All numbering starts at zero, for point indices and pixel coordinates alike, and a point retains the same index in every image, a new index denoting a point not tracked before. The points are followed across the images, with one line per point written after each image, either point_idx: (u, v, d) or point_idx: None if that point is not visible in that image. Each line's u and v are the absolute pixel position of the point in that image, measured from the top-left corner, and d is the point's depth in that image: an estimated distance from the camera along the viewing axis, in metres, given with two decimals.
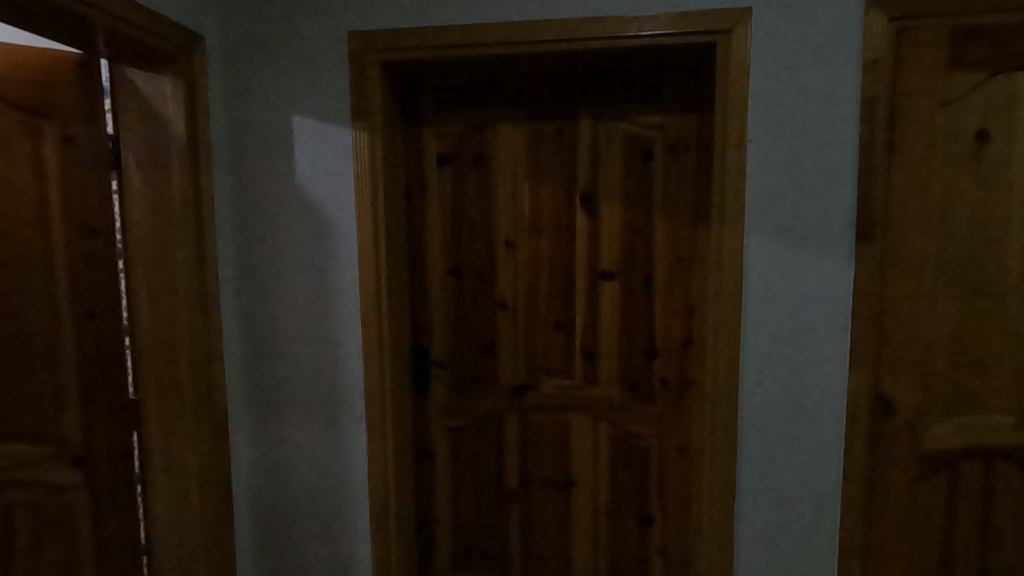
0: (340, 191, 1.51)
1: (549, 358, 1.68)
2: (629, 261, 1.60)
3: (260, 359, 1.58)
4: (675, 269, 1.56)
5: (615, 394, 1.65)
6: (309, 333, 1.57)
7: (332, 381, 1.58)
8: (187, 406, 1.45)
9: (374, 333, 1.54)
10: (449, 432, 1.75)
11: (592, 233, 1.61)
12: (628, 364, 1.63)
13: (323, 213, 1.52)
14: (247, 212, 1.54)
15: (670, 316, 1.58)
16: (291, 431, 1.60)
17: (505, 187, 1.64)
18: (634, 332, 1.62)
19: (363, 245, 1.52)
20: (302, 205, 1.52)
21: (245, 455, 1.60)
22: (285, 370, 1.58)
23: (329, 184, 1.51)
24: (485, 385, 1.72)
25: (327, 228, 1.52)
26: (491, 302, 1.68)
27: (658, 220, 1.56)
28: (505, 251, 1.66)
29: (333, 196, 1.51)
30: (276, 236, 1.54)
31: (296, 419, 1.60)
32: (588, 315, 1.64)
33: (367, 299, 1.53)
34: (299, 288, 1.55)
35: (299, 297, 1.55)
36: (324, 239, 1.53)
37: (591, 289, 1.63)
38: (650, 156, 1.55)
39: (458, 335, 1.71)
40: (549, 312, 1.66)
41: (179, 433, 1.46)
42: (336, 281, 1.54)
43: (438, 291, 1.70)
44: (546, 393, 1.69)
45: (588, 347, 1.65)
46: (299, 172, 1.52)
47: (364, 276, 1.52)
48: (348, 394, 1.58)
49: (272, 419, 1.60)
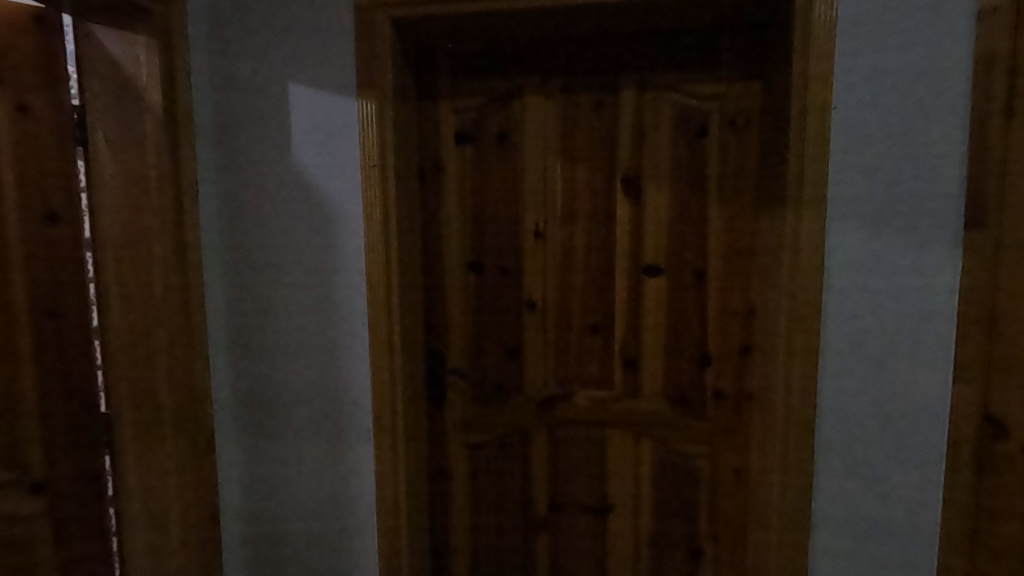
0: (344, 170, 1.30)
1: (584, 365, 1.46)
2: (679, 255, 1.38)
3: (254, 370, 1.37)
4: (733, 264, 1.34)
5: (661, 408, 1.43)
6: (310, 339, 1.36)
7: (336, 391, 1.37)
8: (166, 422, 1.25)
9: (384, 336, 1.33)
10: (468, 450, 1.54)
11: (636, 221, 1.39)
12: (676, 374, 1.42)
13: (327, 200, 1.31)
14: (238, 200, 1.33)
15: (725, 320, 1.37)
16: (289, 448, 1.39)
17: (534, 169, 1.42)
18: (683, 337, 1.40)
19: (370, 237, 1.31)
20: (300, 187, 1.31)
21: (237, 479, 1.40)
22: (283, 383, 1.37)
23: (332, 162, 1.30)
24: (510, 396, 1.50)
25: (329, 214, 1.31)
26: (517, 302, 1.47)
27: (713, 206, 1.35)
28: (534, 242, 1.44)
29: (337, 180, 1.30)
30: (272, 227, 1.33)
31: (297, 439, 1.39)
32: (629, 318, 1.42)
33: (376, 299, 1.32)
34: (299, 288, 1.34)
35: (298, 299, 1.35)
36: (326, 227, 1.32)
37: (634, 287, 1.41)
38: (705, 131, 1.33)
39: (478, 341, 1.50)
40: (584, 313, 1.45)
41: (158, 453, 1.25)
42: (340, 276, 1.33)
43: (456, 290, 1.49)
44: (580, 406, 1.47)
45: (629, 353, 1.43)
46: (298, 153, 1.30)
47: (372, 271, 1.31)
48: (355, 410, 1.37)
49: (268, 438, 1.39)
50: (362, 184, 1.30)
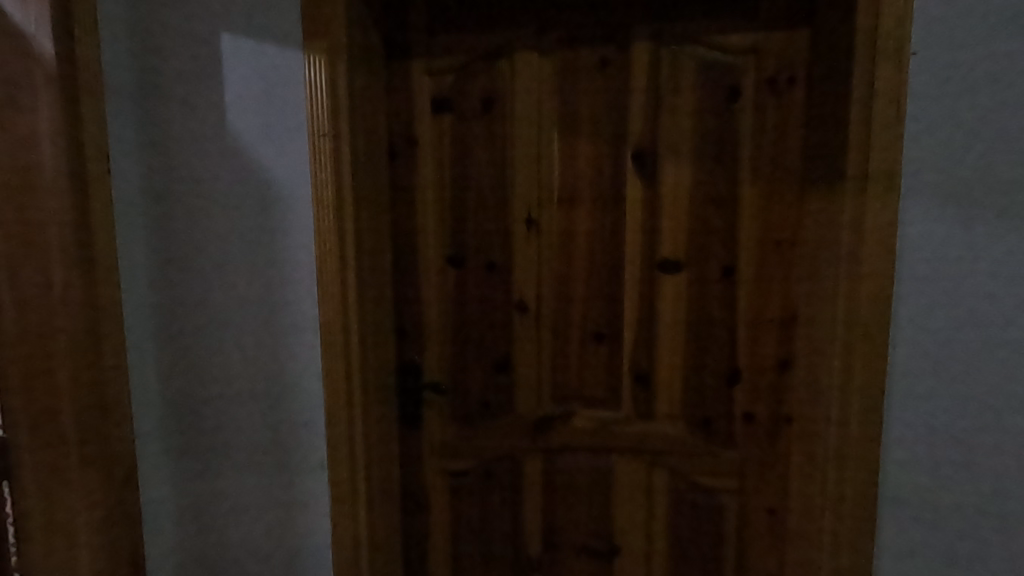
0: (289, 140, 1.07)
1: (587, 380, 1.21)
2: (704, 248, 1.12)
3: (190, 389, 1.13)
4: (769, 258, 1.09)
5: (679, 433, 1.18)
6: (254, 350, 1.12)
7: (282, 407, 1.13)
8: (74, 465, 0.97)
9: (340, 344, 1.09)
10: (448, 478, 1.30)
11: (651, 206, 1.14)
12: (697, 392, 1.16)
13: (270, 181, 1.07)
14: (165, 172, 1.07)
15: (759, 327, 1.11)
16: (228, 474, 1.15)
17: (526, 142, 1.17)
18: (706, 347, 1.15)
19: (321, 226, 1.07)
20: (236, 159, 1.07)
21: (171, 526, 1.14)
22: (224, 404, 1.14)
23: (274, 131, 1.07)
24: (498, 416, 1.26)
25: (271, 193, 1.08)
26: (506, 304, 1.22)
27: (746, 187, 1.09)
28: (526, 231, 1.19)
29: (283, 155, 1.07)
30: (205, 207, 1.09)
31: (239, 470, 1.15)
32: (640, 324, 1.17)
33: (329, 301, 1.08)
34: (236, 283, 1.10)
35: (239, 303, 1.11)
36: (268, 208, 1.08)
37: (646, 286, 1.16)
38: (737, 93, 1.07)
39: (460, 349, 1.25)
40: (586, 318, 1.20)
41: (63, 508, 0.97)
42: (285, 269, 1.09)
43: (433, 288, 1.24)
44: (581, 429, 1.22)
45: (640, 365, 1.18)
46: (236, 123, 1.07)
47: (324, 267, 1.08)
48: (306, 435, 1.14)
49: (205, 463, 1.15)
50: (313, 159, 1.06)
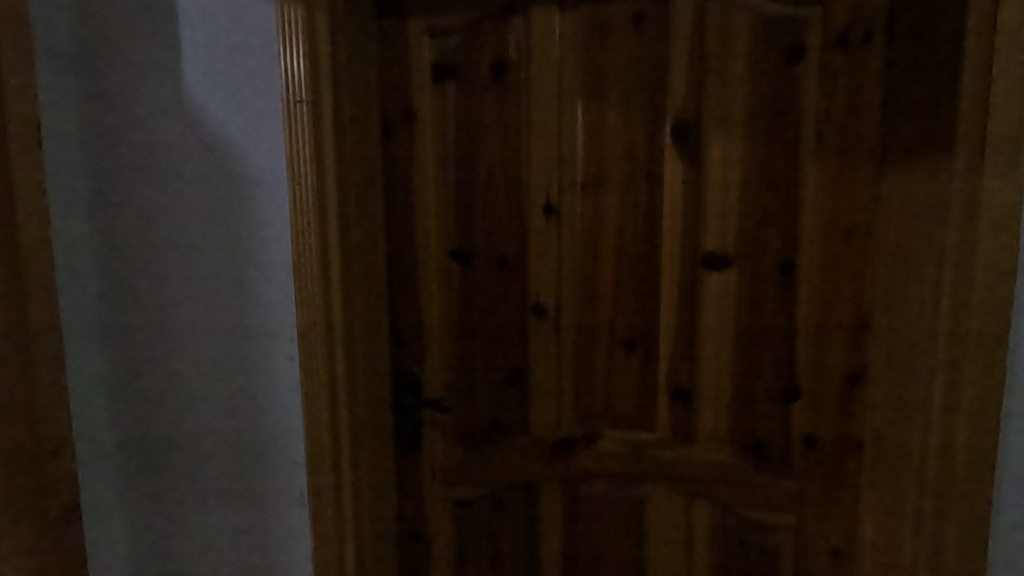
0: (257, 108, 0.87)
1: (615, 396, 1.04)
2: (758, 239, 0.94)
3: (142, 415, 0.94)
4: (838, 252, 0.91)
5: (724, 458, 1.00)
6: (218, 364, 0.93)
7: (252, 431, 0.94)
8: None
9: (319, 357, 0.90)
10: (453, 510, 1.11)
11: (695, 190, 0.95)
12: (748, 411, 0.98)
13: (235, 156, 0.89)
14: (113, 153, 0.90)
15: (824, 334, 0.93)
16: (189, 511, 0.96)
17: (545, 115, 0.99)
18: (760, 358, 0.97)
19: (300, 209, 0.87)
20: (193, 133, 0.89)
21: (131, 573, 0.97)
22: (183, 430, 0.94)
23: (239, 96, 0.87)
24: (510, 437, 1.08)
25: (236, 172, 0.89)
26: (519, 307, 1.04)
27: (811, 166, 0.91)
28: (543, 221, 1.01)
29: (250, 126, 0.88)
30: (159, 192, 0.90)
31: (204, 508, 0.96)
32: (680, 330, 0.99)
33: (309, 304, 0.89)
34: (195, 281, 0.91)
35: (201, 308, 0.92)
36: (232, 191, 0.89)
37: (687, 286, 0.98)
38: (800, 52, 0.89)
39: (466, 360, 1.07)
40: (615, 323, 1.02)
41: None
42: (254, 265, 0.90)
43: (434, 288, 1.06)
44: (608, 453, 1.05)
45: (679, 379, 1.00)
46: (193, 89, 0.88)
47: (302, 263, 0.88)
48: (282, 464, 0.94)
49: (163, 500, 0.96)
50: (287, 124, 0.86)
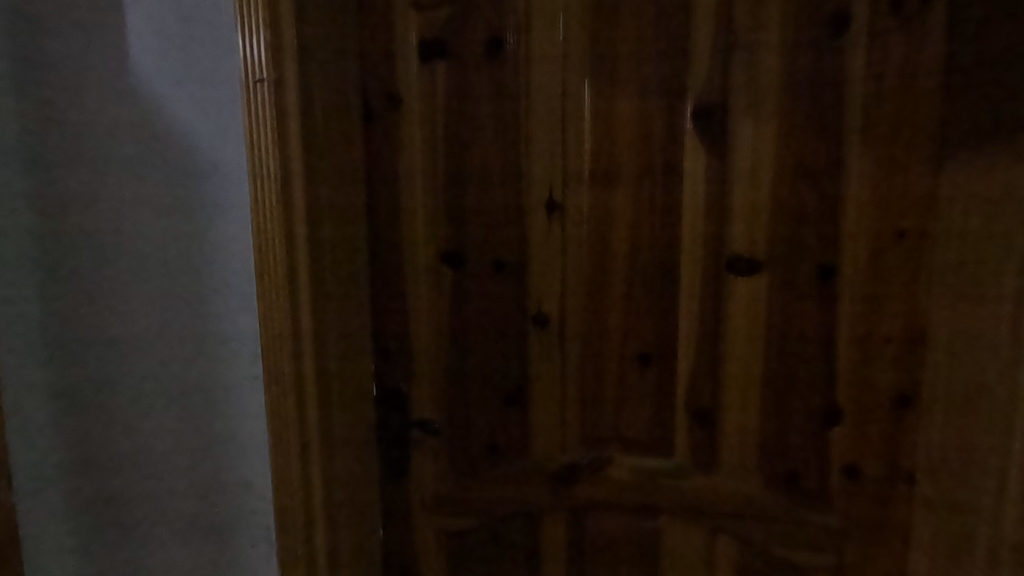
0: (213, 79, 0.76)
1: (627, 417, 0.91)
2: (793, 241, 0.82)
3: (90, 435, 0.81)
4: (889, 257, 0.78)
5: (752, 489, 0.88)
6: (175, 379, 0.81)
7: (211, 443, 0.82)
8: None
9: (286, 382, 0.78)
10: (443, 543, 0.99)
11: (720, 184, 0.83)
12: (780, 437, 0.86)
13: (186, 126, 0.77)
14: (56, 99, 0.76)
15: (871, 351, 0.81)
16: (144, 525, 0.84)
17: (546, 100, 0.87)
18: (794, 377, 0.84)
19: (261, 214, 0.76)
20: (147, 94, 0.77)
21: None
22: (135, 454, 0.82)
23: (194, 63, 0.76)
24: (508, 462, 0.96)
25: (189, 148, 0.77)
26: (518, 317, 0.92)
27: (856, 156, 0.78)
28: (545, 219, 0.89)
29: (204, 101, 0.76)
30: (110, 155, 0.78)
31: (161, 543, 0.84)
32: (702, 344, 0.87)
33: (274, 318, 0.77)
34: (150, 264, 0.80)
35: (156, 297, 0.80)
36: (186, 168, 0.78)
37: (710, 294, 0.86)
38: (845, 22, 0.76)
39: (459, 376, 0.95)
40: (627, 335, 0.89)
41: None
42: (211, 255, 0.79)
43: (422, 296, 0.93)
44: (619, 482, 0.93)
45: (700, 399, 0.88)
46: (145, 57, 0.77)
47: (265, 271, 0.76)
48: (243, 484, 0.83)
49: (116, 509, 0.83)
50: (247, 117, 0.75)
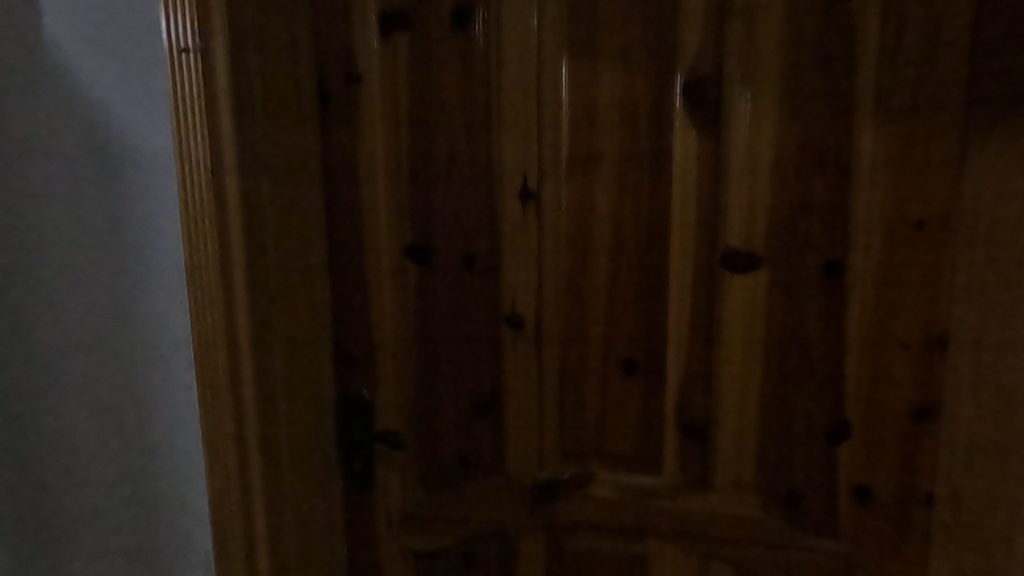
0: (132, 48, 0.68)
1: (612, 428, 0.83)
2: (796, 234, 0.72)
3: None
4: (906, 252, 0.69)
5: (750, 511, 0.79)
6: (100, 390, 0.74)
7: (135, 445, 0.75)
8: None
9: (221, 394, 0.70)
10: (412, 568, 0.90)
11: (712, 170, 0.74)
12: (781, 452, 0.77)
13: (100, 97, 0.69)
14: None
15: (883, 358, 0.71)
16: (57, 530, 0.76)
17: (520, 76, 0.78)
18: (797, 386, 0.75)
19: (192, 208, 0.67)
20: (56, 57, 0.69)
21: None
22: (55, 463, 0.75)
23: (111, 28, 0.68)
24: (483, 478, 0.88)
25: (105, 122, 0.69)
26: (490, 318, 0.84)
27: (867, 136, 0.69)
28: (520, 210, 0.80)
29: (122, 71, 0.68)
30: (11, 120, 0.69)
31: (97, 566, 0.77)
32: (694, 348, 0.78)
33: (207, 320, 0.69)
34: (61, 247, 0.71)
35: (68, 284, 0.72)
36: (102, 145, 0.70)
37: (703, 293, 0.77)
38: None
39: (427, 383, 0.86)
40: (610, 338, 0.81)
41: None
42: (132, 243, 0.71)
43: (386, 295, 0.84)
44: (601, 500, 0.84)
45: (692, 410, 0.79)
46: (55, 15, 0.68)
47: (196, 268, 0.68)
48: (171, 491, 0.76)
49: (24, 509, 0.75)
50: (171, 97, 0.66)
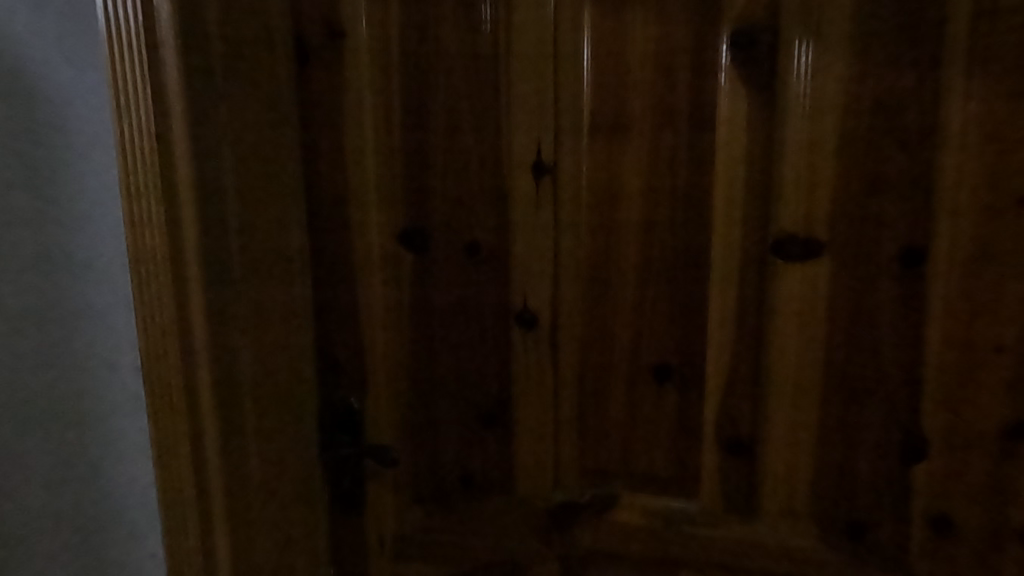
0: None
1: (639, 444, 0.71)
2: (867, 215, 0.60)
3: None
4: (1004, 236, 0.57)
5: (801, 541, 0.67)
6: (13, 380, 0.62)
7: (60, 398, 0.64)
8: None
9: (178, 402, 0.60)
10: None
11: (765, 137, 0.62)
12: (842, 474, 0.65)
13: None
14: None
15: (970, 364, 0.59)
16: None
17: (533, 29, 0.66)
18: (862, 397, 0.63)
19: (133, 180, 0.56)
20: None
21: None
22: None
23: None
24: (489, 501, 0.76)
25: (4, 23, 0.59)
26: (497, 314, 0.72)
27: (958, 95, 0.56)
28: (533, 187, 0.68)
29: None
30: None
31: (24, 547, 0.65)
32: (738, 352, 0.66)
33: (153, 312, 0.58)
34: None
35: None
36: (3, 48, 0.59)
37: (750, 287, 0.64)
38: None
39: (424, 390, 0.74)
40: (640, 339, 0.68)
41: None
42: (44, 163, 0.60)
43: (376, 287, 0.73)
44: (628, 527, 0.72)
45: (736, 424, 0.67)
46: None
47: (140, 250, 0.58)
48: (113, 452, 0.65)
49: None
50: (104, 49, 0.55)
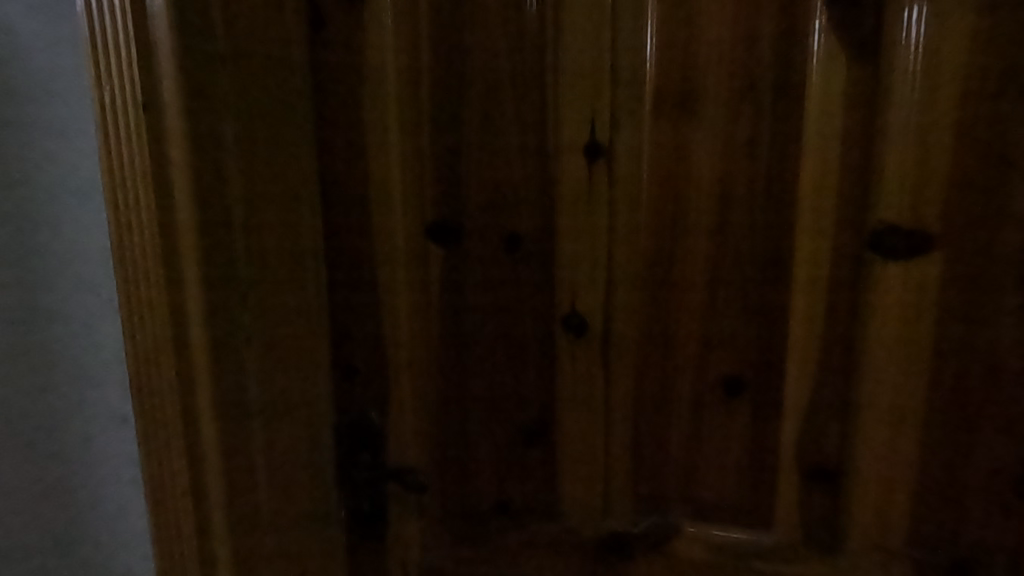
0: None
1: (704, 469, 0.61)
2: (987, 205, 0.51)
3: None
4: None
5: None
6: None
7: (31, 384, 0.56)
8: None
9: (176, 422, 0.51)
10: None
11: (866, 113, 0.52)
12: (947, 509, 0.56)
13: None
14: None
15: None
16: None
17: None
18: (975, 420, 0.54)
19: (122, 161, 0.48)
20: None
21: None
22: None
23: None
24: (529, 531, 0.67)
25: None
26: (541, 319, 0.62)
27: None
28: (584, 173, 0.59)
29: None
30: None
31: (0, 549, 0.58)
32: (825, 365, 0.56)
33: (146, 316, 0.50)
34: None
35: None
36: None
37: (843, 290, 0.55)
38: None
39: (456, 404, 0.66)
40: (708, 349, 0.59)
41: None
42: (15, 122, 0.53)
43: (401, 290, 0.64)
44: (689, 561, 0.63)
45: (820, 448, 0.58)
46: None
47: (129, 243, 0.49)
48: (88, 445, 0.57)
49: None
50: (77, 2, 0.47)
